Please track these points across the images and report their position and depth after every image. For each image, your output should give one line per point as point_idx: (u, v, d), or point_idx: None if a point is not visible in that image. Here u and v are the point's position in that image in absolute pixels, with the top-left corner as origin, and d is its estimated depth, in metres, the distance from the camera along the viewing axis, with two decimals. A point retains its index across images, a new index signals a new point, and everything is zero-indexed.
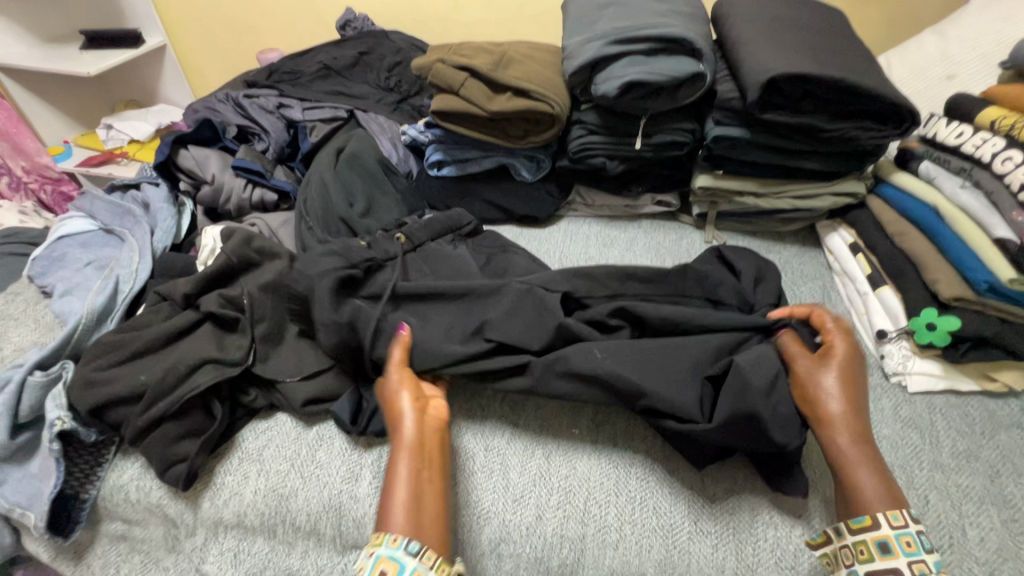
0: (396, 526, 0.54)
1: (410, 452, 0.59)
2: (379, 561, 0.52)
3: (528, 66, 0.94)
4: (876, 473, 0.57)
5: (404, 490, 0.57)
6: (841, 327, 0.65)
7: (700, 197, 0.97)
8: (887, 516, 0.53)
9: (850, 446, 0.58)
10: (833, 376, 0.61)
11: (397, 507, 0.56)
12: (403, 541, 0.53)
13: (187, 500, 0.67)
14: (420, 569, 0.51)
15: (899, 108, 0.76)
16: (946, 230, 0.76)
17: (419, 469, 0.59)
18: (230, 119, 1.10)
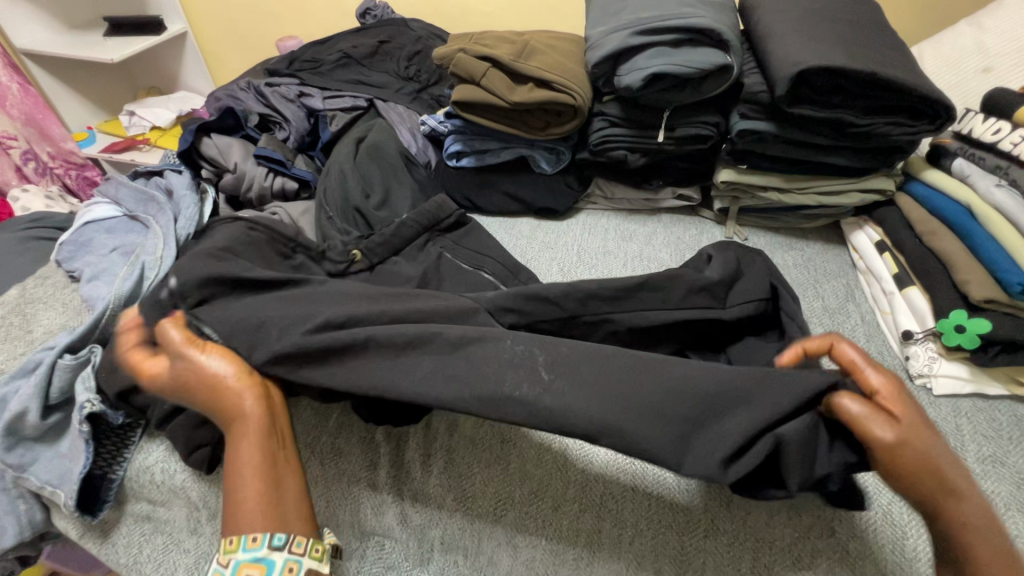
0: (253, 526, 0.52)
1: (255, 440, 0.54)
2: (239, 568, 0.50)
3: (550, 57, 0.93)
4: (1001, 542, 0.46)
5: (247, 486, 0.53)
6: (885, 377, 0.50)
7: (721, 191, 0.96)
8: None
9: (971, 509, 0.47)
10: (914, 432, 0.47)
11: (250, 506, 0.52)
12: (264, 539, 0.51)
13: (210, 483, 0.69)
14: (291, 559, 0.51)
15: (934, 103, 0.74)
16: (980, 230, 0.73)
17: (266, 458, 0.54)
18: (252, 107, 1.11)
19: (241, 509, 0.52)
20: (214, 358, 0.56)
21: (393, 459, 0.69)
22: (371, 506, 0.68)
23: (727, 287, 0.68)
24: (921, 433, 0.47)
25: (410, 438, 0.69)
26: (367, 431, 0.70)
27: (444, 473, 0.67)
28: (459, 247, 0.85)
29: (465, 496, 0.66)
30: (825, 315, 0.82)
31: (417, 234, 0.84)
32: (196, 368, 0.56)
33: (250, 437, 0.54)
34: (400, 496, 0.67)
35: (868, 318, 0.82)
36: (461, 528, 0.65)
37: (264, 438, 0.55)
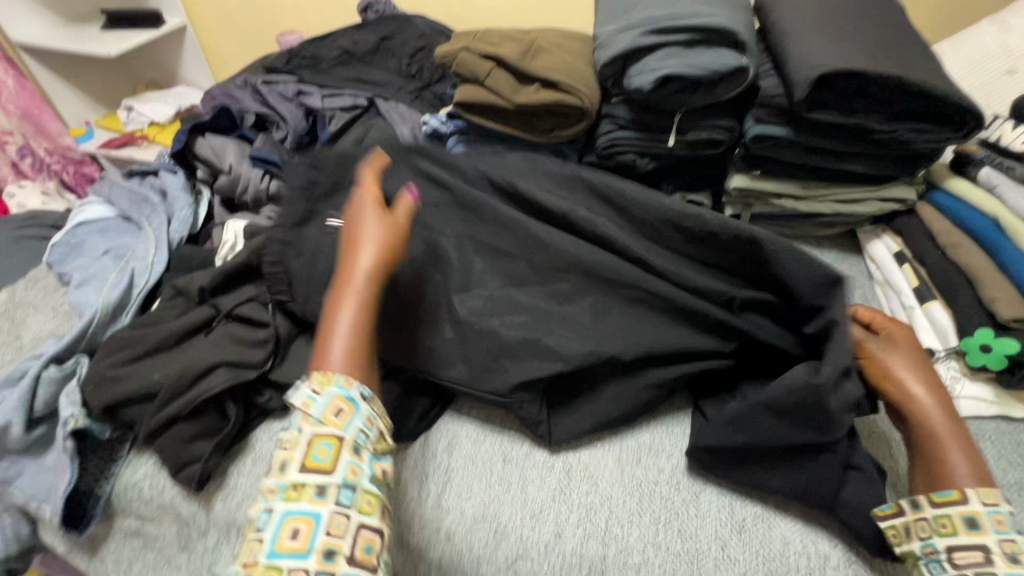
0: (337, 366, 0.53)
1: (365, 289, 0.56)
2: (332, 397, 0.51)
3: (557, 56, 0.89)
4: (970, 458, 0.53)
5: (344, 337, 0.54)
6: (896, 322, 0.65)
7: (733, 197, 0.92)
8: (980, 493, 0.51)
9: (940, 429, 0.55)
10: (905, 359, 0.60)
11: (335, 340, 0.54)
12: (357, 385, 0.52)
13: (200, 501, 0.66)
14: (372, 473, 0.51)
15: (962, 110, 0.70)
16: (1008, 244, 0.70)
17: (364, 325, 0.55)
18: (249, 106, 1.08)
19: (327, 351, 0.53)
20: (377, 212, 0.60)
21: (389, 478, 0.66)
22: None
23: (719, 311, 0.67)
24: (905, 355, 0.61)
25: (409, 455, 0.68)
26: None
27: (442, 493, 0.65)
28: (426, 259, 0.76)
29: (464, 519, 0.63)
30: None
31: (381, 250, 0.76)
32: (362, 223, 0.59)
33: (360, 293, 0.55)
34: (395, 518, 0.64)
35: None
36: (459, 553, 0.62)
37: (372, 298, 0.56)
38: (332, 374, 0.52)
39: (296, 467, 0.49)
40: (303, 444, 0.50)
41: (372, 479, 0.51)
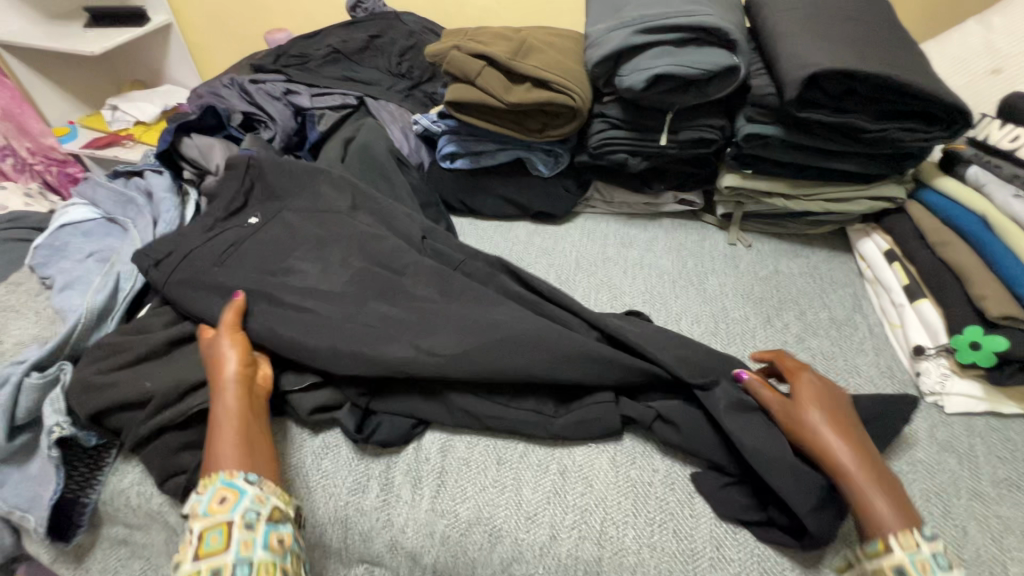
0: (224, 465, 0.54)
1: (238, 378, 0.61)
2: (215, 491, 0.52)
3: (548, 55, 0.89)
4: (888, 493, 0.53)
5: (231, 433, 0.57)
6: (800, 367, 0.65)
7: (725, 196, 0.92)
8: (900, 538, 0.49)
9: (849, 465, 0.55)
10: (819, 406, 0.59)
11: (225, 440, 0.56)
12: (240, 473, 0.53)
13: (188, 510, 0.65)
14: (261, 494, 0.53)
15: (950, 108, 0.71)
16: (996, 243, 0.70)
17: (242, 417, 0.58)
18: (235, 105, 1.06)
19: (215, 452, 0.55)
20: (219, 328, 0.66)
21: (383, 482, 0.66)
22: (358, 532, 0.64)
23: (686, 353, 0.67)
24: (812, 401, 0.60)
25: (402, 458, 0.67)
26: (355, 451, 0.68)
27: (436, 497, 0.64)
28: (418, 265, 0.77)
29: (458, 522, 0.62)
30: (832, 327, 0.80)
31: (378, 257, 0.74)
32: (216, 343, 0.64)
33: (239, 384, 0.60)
34: (388, 522, 0.63)
35: (874, 330, 0.79)
36: (453, 556, 0.62)
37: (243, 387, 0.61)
38: (217, 474, 0.53)
39: (188, 563, 0.48)
40: (194, 539, 0.50)
41: (267, 549, 0.50)
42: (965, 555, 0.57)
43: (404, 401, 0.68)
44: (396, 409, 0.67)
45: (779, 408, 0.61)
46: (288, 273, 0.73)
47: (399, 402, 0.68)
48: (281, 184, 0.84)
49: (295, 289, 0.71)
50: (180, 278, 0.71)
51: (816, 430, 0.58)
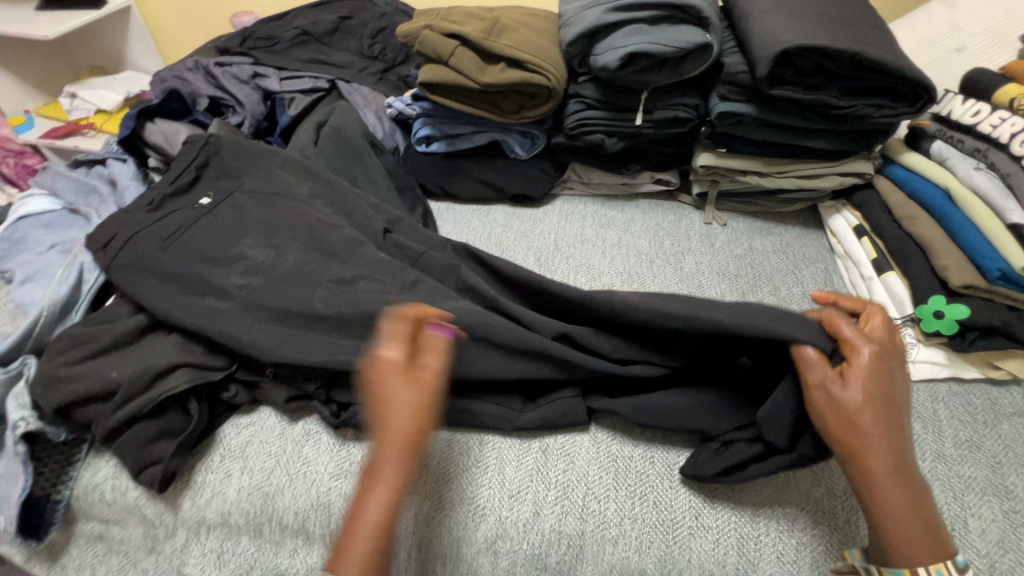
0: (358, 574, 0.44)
1: (414, 418, 0.49)
2: None
3: (522, 34, 0.88)
4: (924, 531, 0.47)
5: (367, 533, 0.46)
6: (863, 334, 0.54)
7: (700, 175, 0.93)
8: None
9: (884, 491, 0.48)
10: (868, 392, 0.50)
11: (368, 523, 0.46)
12: None
13: (166, 501, 0.64)
14: None
15: (915, 84, 0.72)
16: (958, 215, 0.72)
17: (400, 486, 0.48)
18: (201, 89, 1.02)
19: (349, 551, 0.45)
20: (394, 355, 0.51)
21: (365, 466, 0.65)
22: (341, 518, 0.63)
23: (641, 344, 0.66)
24: (871, 392, 0.51)
25: None
26: (336, 437, 0.67)
27: (419, 479, 0.64)
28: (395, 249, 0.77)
29: (442, 503, 0.63)
30: (805, 302, 0.82)
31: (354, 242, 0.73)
32: (377, 385, 0.50)
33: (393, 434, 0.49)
34: None
35: None
36: (439, 537, 0.62)
37: (421, 424, 0.49)
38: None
39: None
40: None
41: None
42: None
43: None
44: (362, 399, 0.66)
45: (825, 399, 0.52)
46: (260, 260, 0.71)
47: None
48: (252, 171, 0.82)
49: (269, 276, 0.70)
50: (125, 262, 0.69)
51: (851, 443, 0.49)
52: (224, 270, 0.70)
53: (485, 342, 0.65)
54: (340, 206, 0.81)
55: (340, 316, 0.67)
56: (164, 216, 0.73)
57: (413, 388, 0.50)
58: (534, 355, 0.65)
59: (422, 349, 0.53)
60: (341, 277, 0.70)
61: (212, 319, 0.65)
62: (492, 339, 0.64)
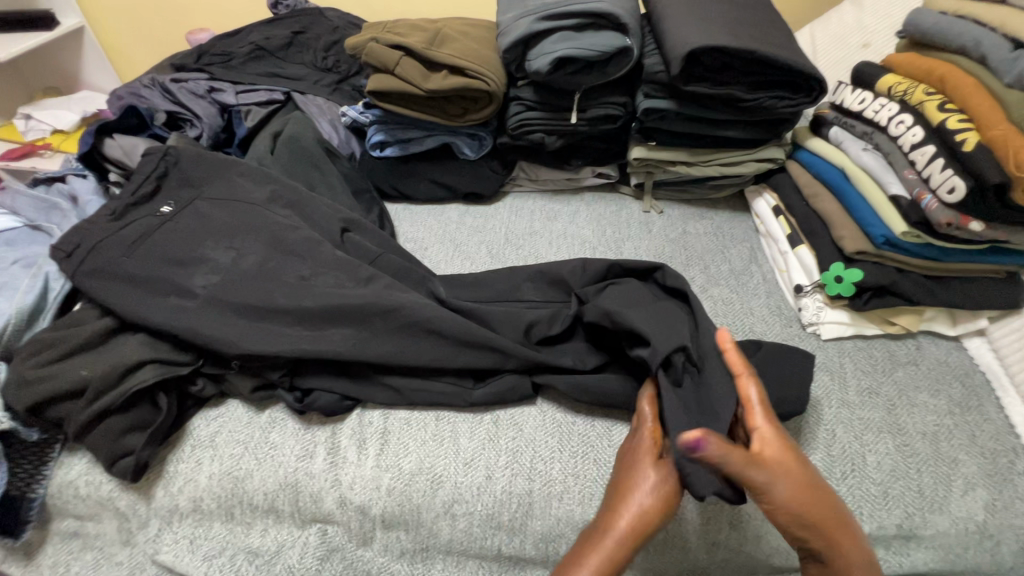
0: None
1: (649, 496, 0.56)
2: None
3: (462, 44, 0.94)
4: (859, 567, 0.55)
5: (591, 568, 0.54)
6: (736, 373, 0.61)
7: (636, 167, 1.00)
8: None
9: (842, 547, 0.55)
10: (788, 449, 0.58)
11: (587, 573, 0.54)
12: None
13: (139, 492, 0.68)
14: None
15: (809, 77, 0.82)
16: (852, 190, 0.82)
17: (624, 557, 0.55)
18: (158, 105, 1.06)
19: None
20: (650, 442, 0.61)
21: (329, 446, 0.70)
22: (309, 494, 0.68)
23: (550, 324, 0.75)
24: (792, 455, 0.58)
25: (347, 424, 0.72)
26: (302, 422, 0.72)
27: (380, 454, 0.69)
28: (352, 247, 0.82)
29: (402, 474, 0.68)
30: (730, 277, 0.90)
31: (313, 243, 0.78)
32: (642, 459, 0.59)
33: (632, 502, 0.56)
34: (337, 481, 0.68)
35: (767, 276, 0.90)
36: (400, 505, 0.67)
37: (651, 510, 0.55)
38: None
39: None
40: None
41: None
42: (833, 452, 0.68)
43: (334, 377, 0.72)
44: (325, 384, 0.71)
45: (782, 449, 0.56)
46: (222, 261, 0.76)
47: (331, 375, 0.72)
48: (212, 180, 0.87)
49: (232, 275, 0.74)
50: (89, 269, 0.73)
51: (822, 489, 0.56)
52: (186, 272, 0.74)
53: (436, 323, 0.71)
54: (298, 208, 0.86)
55: (301, 308, 0.72)
56: (122, 227, 0.77)
57: (669, 467, 0.58)
58: (480, 336, 0.71)
59: (650, 419, 0.63)
60: (301, 274, 0.75)
61: (177, 316, 0.69)
62: (441, 322, 0.71)
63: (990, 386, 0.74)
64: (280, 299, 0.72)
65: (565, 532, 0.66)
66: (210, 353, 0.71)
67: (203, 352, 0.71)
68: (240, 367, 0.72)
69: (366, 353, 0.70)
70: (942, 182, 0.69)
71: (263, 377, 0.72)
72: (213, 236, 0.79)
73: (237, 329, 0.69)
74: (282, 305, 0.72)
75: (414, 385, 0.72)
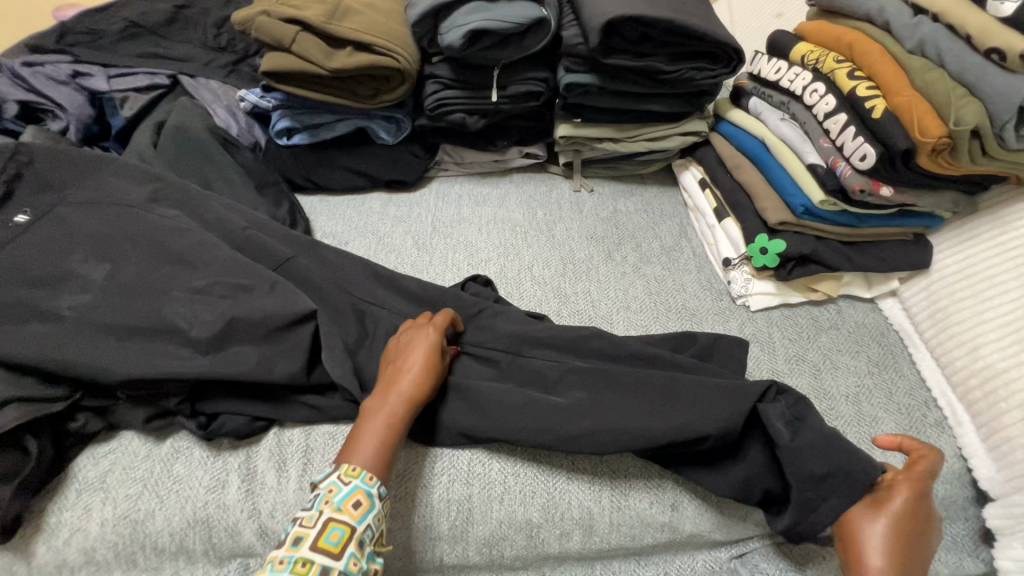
0: (368, 455, 0.55)
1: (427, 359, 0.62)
2: (353, 492, 0.52)
3: (367, 16, 0.86)
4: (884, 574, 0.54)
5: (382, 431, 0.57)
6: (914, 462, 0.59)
7: (563, 146, 0.96)
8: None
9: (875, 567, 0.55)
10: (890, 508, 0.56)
11: (371, 436, 0.57)
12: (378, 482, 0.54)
13: (15, 551, 0.59)
14: (334, 483, 0.53)
15: (726, 46, 0.80)
16: (773, 162, 0.83)
17: (400, 422, 0.58)
18: (9, 93, 0.90)
19: (362, 446, 0.56)
20: (432, 331, 0.64)
21: (244, 472, 0.63)
22: (223, 528, 0.61)
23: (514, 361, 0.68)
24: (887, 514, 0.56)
25: (262, 446, 0.65)
26: (209, 449, 0.65)
27: (304, 475, 0.63)
28: (258, 250, 0.73)
29: None
30: (662, 254, 0.89)
31: (210, 248, 0.69)
32: (413, 344, 0.63)
33: (416, 367, 0.61)
34: (255, 511, 0.62)
35: (697, 251, 0.90)
36: None
37: (429, 373, 0.61)
38: (359, 468, 0.54)
39: None
40: None
41: None
42: None
43: (242, 397, 0.65)
44: (232, 406, 0.64)
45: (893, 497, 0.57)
46: (96, 276, 0.65)
47: (239, 395, 0.65)
48: (78, 181, 0.74)
49: (108, 292, 0.65)
50: None
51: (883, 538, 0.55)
52: (51, 292, 0.64)
53: None
54: (188, 208, 0.76)
55: (200, 324, 0.64)
56: None
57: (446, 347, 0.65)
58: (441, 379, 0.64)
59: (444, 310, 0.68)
60: (194, 283, 0.66)
61: (41, 346, 0.59)
62: None
63: (903, 344, 0.78)
64: (172, 316, 0.63)
65: (508, 534, 0.63)
66: (91, 383, 0.62)
67: (82, 383, 0.61)
68: (129, 396, 0.63)
69: (275, 370, 0.63)
70: (855, 149, 0.70)
71: (158, 404, 0.63)
72: (83, 247, 0.68)
73: (122, 355, 0.60)
74: (175, 321, 0.63)
75: (335, 399, 0.66)
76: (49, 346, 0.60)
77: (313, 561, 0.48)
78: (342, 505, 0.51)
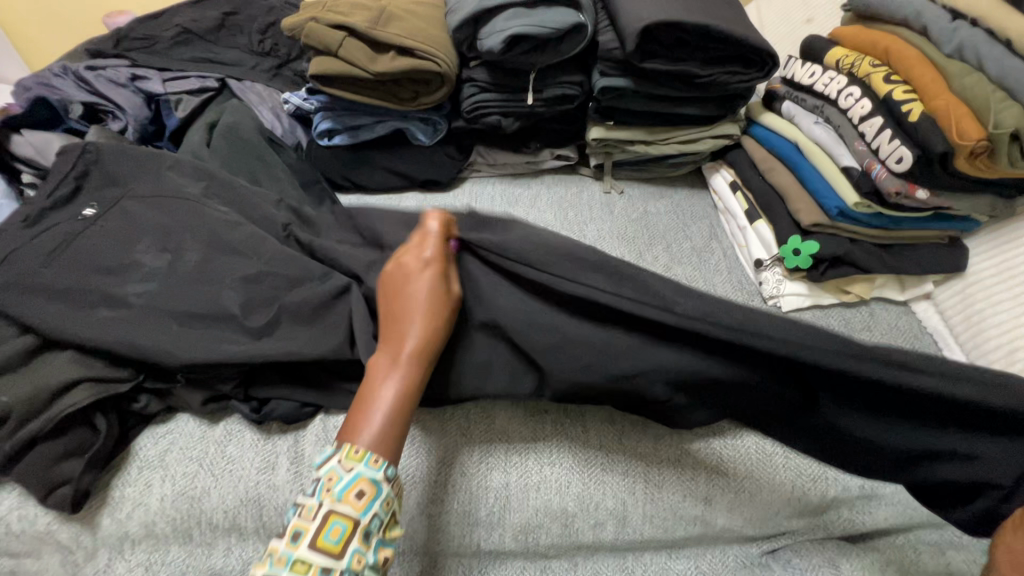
0: (369, 439, 0.51)
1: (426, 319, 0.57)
2: (355, 481, 0.49)
3: (409, 22, 0.89)
4: None
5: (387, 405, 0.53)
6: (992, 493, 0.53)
7: (595, 148, 0.98)
8: None
9: None
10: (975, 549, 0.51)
11: (376, 412, 0.52)
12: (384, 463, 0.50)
13: (83, 523, 0.62)
14: (335, 469, 0.49)
15: (761, 51, 0.82)
16: (807, 164, 0.84)
17: (413, 381, 0.55)
18: (74, 96, 0.96)
19: (367, 424, 0.52)
20: (430, 275, 0.59)
21: (293, 455, 0.67)
22: (273, 507, 0.65)
23: None
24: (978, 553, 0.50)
25: (310, 431, 0.69)
26: (260, 433, 0.68)
27: None
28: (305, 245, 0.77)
29: None
30: (693, 254, 0.90)
31: (262, 242, 0.73)
32: (408, 304, 0.58)
33: (417, 328, 0.57)
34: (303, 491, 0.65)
35: (728, 252, 0.91)
36: None
37: (430, 334, 0.57)
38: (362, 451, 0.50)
39: None
40: None
41: None
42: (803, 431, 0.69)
43: (291, 384, 0.68)
44: (283, 392, 0.67)
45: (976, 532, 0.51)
46: (158, 266, 0.70)
47: (288, 382, 0.68)
48: (139, 178, 0.79)
49: (169, 281, 0.68)
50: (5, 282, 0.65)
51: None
52: (116, 281, 0.68)
53: None
54: (239, 204, 0.79)
55: (253, 313, 0.68)
56: (39, 235, 0.70)
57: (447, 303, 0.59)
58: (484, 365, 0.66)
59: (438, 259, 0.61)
60: (247, 274, 0.70)
61: (110, 330, 0.63)
62: None
63: (938, 347, 0.78)
64: (229, 305, 0.67)
65: (544, 522, 0.65)
66: (154, 367, 0.65)
67: (145, 366, 0.65)
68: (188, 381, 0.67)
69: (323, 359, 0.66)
70: (891, 152, 0.71)
71: (214, 388, 0.67)
72: (145, 239, 0.72)
73: (182, 340, 0.64)
74: (232, 310, 0.67)
75: None
76: (116, 331, 0.64)
77: (312, 562, 0.45)
78: (344, 496, 0.48)
